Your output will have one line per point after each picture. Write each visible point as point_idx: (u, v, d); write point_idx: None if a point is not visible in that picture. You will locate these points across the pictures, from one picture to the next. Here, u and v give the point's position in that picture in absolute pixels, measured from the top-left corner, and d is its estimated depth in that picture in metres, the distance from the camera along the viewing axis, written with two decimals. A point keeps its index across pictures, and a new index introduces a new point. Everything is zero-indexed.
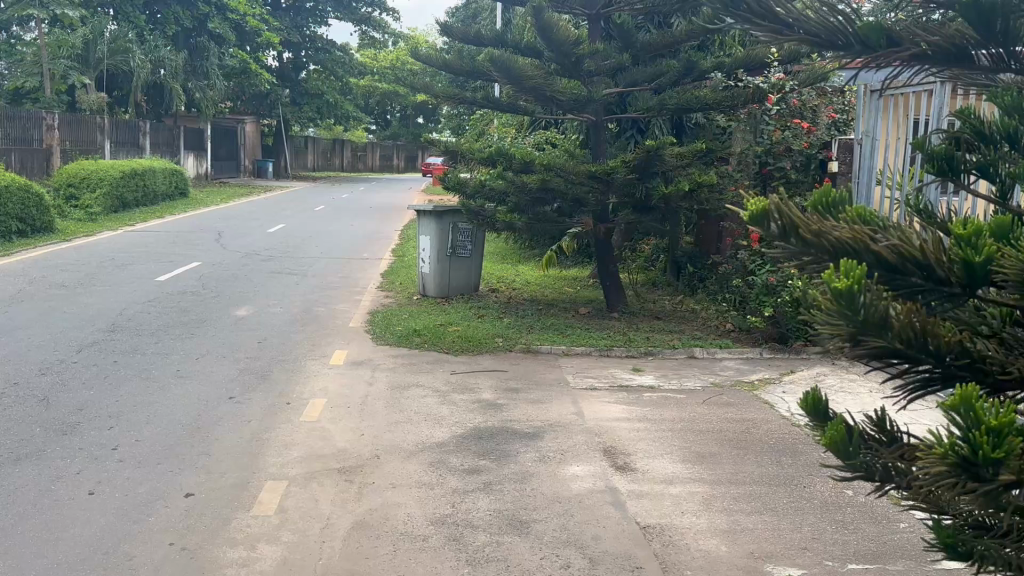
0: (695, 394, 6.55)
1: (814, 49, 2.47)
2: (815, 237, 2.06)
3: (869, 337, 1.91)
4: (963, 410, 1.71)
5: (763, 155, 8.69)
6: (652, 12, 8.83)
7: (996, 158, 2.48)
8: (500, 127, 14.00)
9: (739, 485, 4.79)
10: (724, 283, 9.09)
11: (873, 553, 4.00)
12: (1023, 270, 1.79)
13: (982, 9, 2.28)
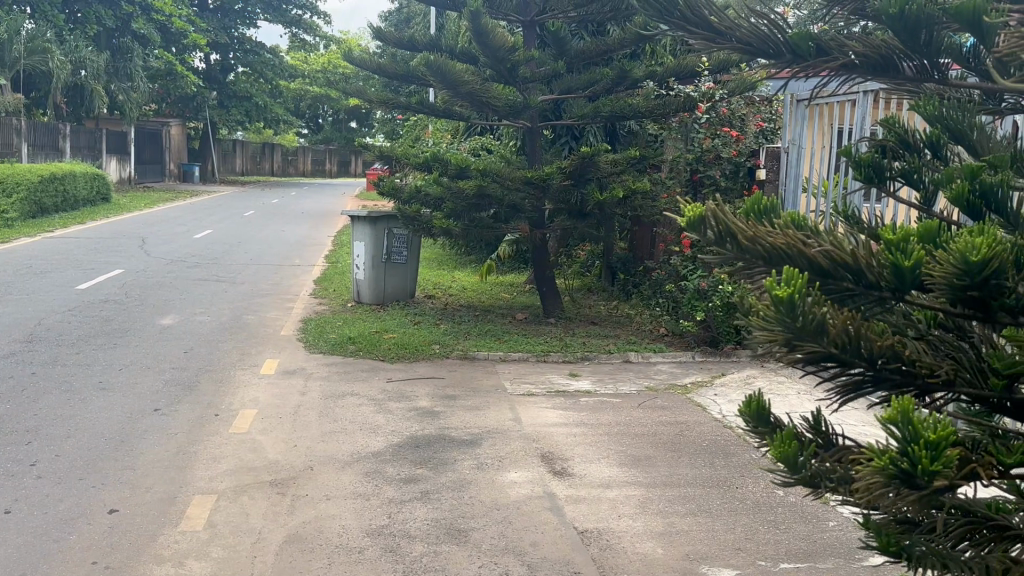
0: (631, 398, 6.60)
1: (747, 57, 2.51)
2: (750, 243, 2.09)
3: (804, 342, 1.94)
4: (902, 423, 1.74)
5: (694, 163, 8.86)
6: (585, 20, 8.91)
7: (919, 165, 2.55)
8: (434, 133, 13.91)
9: (674, 488, 4.84)
10: (658, 288, 9.20)
11: (804, 552, 4.08)
12: (953, 274, 1.84)
13: (908, 22, 2.32)
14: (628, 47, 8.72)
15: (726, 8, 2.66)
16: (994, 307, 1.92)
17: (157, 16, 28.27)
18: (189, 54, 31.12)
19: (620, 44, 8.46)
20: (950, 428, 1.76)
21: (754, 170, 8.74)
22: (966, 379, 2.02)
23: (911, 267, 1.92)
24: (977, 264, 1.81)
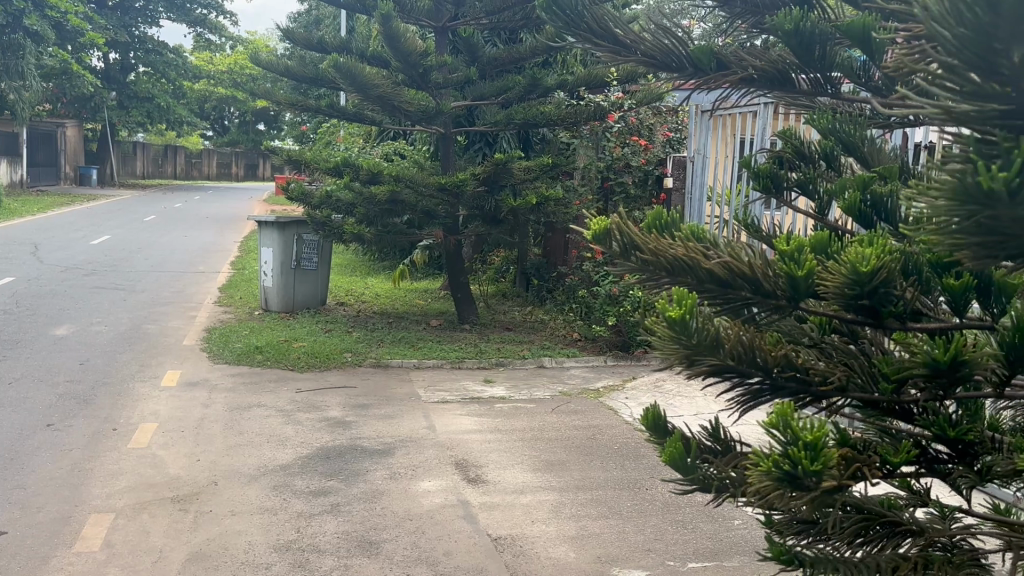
0: (544, 403, 6.64)
1: (652, 69, 2.57)
2: (653, 256, 2.14)
3: (702, 356, 2.00)
4: (782, 425, 1.81)
5: (605, 171, 9.02)
6: (496, 27, 8.93)
7: (815, 176, 2.62)
8: (345, 137, 13.71)
9: (587, 491, 4.89)
10: (571, 293, 9.30)
11: (711, 551, 4.18)
12: (844, 285, 1.92)
13: (803, 36, 2.38)
14: (540, 55, 8.79)
15: (632, 22, 2.72)
16: (883, 314, 2.00)
17: (52, 12, 27.02)
18: (87, 52, 29.80)
19: (532, 52, 8.51)
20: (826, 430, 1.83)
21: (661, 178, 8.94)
22: (858, 384, 2.09)
23: (805, 275, 1.97)
24: (866, 275, 1.89)
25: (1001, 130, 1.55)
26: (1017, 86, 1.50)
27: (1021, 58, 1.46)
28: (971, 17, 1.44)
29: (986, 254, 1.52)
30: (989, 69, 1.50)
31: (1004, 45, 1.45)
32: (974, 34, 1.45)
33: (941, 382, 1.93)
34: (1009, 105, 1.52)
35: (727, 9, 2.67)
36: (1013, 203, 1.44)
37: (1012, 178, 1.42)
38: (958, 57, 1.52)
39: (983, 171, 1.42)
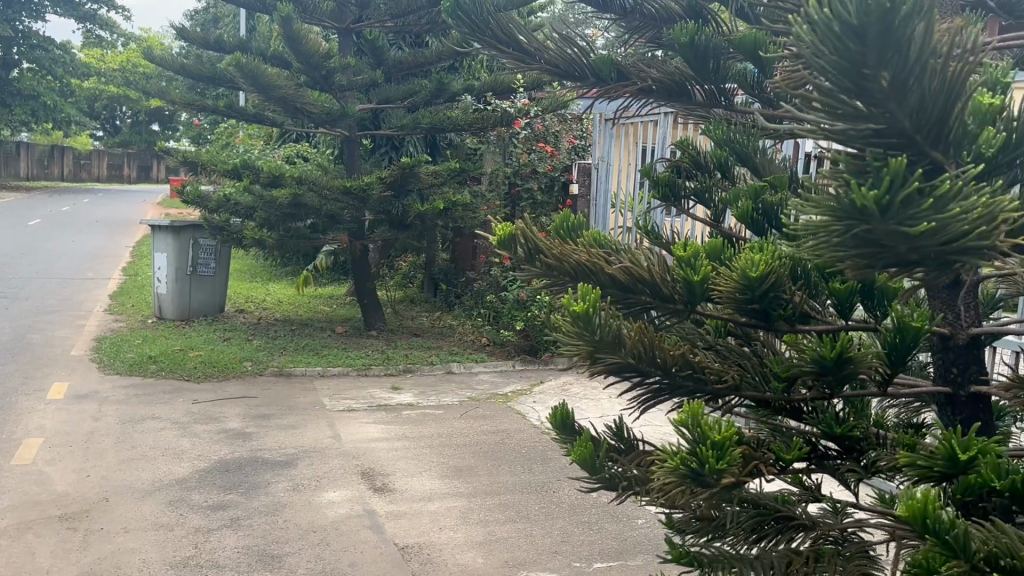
0: (453, 409, 6.61)
1: (555, 77, 2.61)
2: (557, 260, 2.16)
3: (605, 350, 2.02)
4: (692, 422, 1.82)
5: (512, 177, 9.07)
6: (402, 30, 8.86)
7: (710, 185, 2.73)
8: (246, 139, 13.34)
9: (494, 496, 4.89)
10: (479, 298, 9.31)
11: (616, 550, 4.24)
12: (737, 288, 1.98)
13: (698, 51, 2.45)
14: (446, 60, 8.75)
15: (537, 30, 2.75)
16: (773, 317, 2.08)
17: None
18: None
19: (438, 57, 8.48)
20: (726, 427, 1.86)
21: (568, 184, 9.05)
22: (750, 383, 2.16)
23: (701, 280, 2.02)
24: (756, 280, 1.96)
25: (876, 147, 1.62)
26: (887, 107, 1.58)
27: (890, 80, 1.54)
28: (841, 46, 1.51)
29: (864, 265, 1.60)
30: (861, 93, 1.57)
31: (873, 70, 1.53)
32: (845, 61, 1.52)
33: (828, 381, 2.01)
34: (881, 125, 1.60)
35: (626, 22, 2.72)
36: (885, 219, 1.52)
37: (883, 197, 1.49)
38: (830, 83, 1.59)
39: (856, 190, 1.49)
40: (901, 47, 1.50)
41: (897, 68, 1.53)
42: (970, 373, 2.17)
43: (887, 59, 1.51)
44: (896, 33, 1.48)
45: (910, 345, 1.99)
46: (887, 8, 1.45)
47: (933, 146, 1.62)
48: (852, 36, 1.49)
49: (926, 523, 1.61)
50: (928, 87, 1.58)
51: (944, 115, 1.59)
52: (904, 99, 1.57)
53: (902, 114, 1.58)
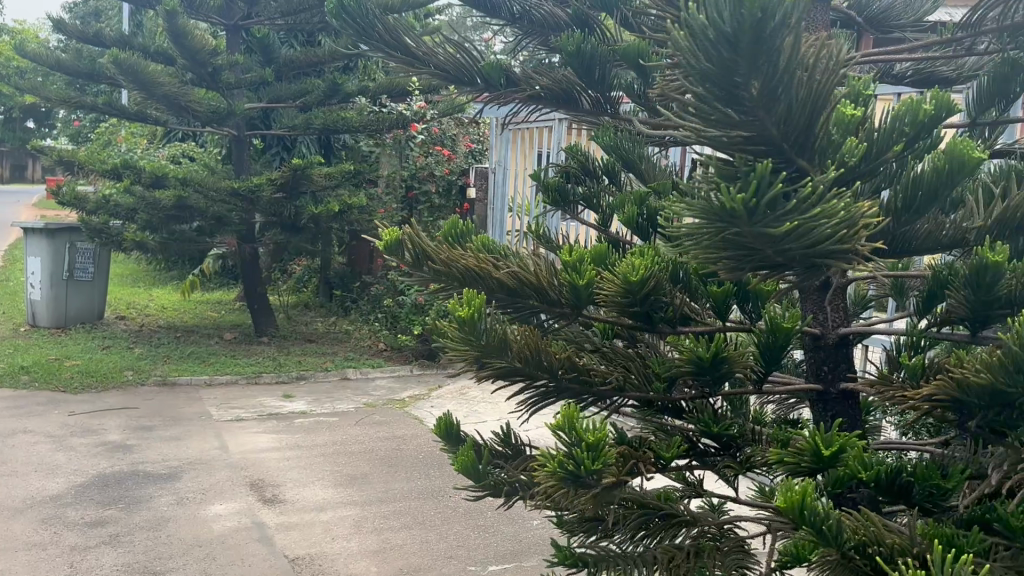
0: (348, 416, 6.50)
1: (445, 82, 2.62)
2: (445, 266, 2.14)
3: (489, 359, 2.04)
4: (567, 427, 1.84)
5: (409, 180, 9.00)
6: (293, 28, 8.66)
7: (598, 191, 2.78)
8: (128, 137, 12.75)
9: (390, 503, 4.83)
10: (376, 303, 9.19)
11: (511, 552, 4.26)
12: (620, 291, 2.03)
13: (584, 58, 2.49)
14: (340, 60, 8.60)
15: (427, 34, 2.73)
16: (655, 318, 2.15)
17: None
18: None
19: (331, 56, 8.32)
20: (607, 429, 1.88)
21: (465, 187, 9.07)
22: (634, 384, 2.20)
23: (586, 284, 2.04)
24: (636, 284, 2.01)
25: (745, 153, 1.68)
26: (756, 115, 1.64)
27: (759, 89, 1.60)
28: (713, 54, 1.55)
29: (736, 265, 1.67)
30: (732, 100, 1.62)
31: (744, 78, 1.58)
32: (718, 68, 1.57)
33: (707, 378, 2.10)
34: (750, 132, 1.66)
35: (515, 27, 2.74)
36: (752, 222, 1.57)
37: (750, 201, 1.53)
38: (704, 88, 1.63)
39: (725, 193, 1.53)
40: (770, 58, 1.56)
41: (766, 77, 1.58)
42: (839, 370, 2.28)
43: (757, 69, 1.56)
44: (766, 43, 1.53)
45: (783, 344, 2.08)
46: (759, 18, 1.49)
47: (798, 154, 1.70)
48: (724, 44, 1.53)
49: (802, 515, 1.65)
50: (796, 98, 1.64)
51: (810, 124, 1.67)
52: (773, 108, 1.63)
53: (770, 122, 1.64)
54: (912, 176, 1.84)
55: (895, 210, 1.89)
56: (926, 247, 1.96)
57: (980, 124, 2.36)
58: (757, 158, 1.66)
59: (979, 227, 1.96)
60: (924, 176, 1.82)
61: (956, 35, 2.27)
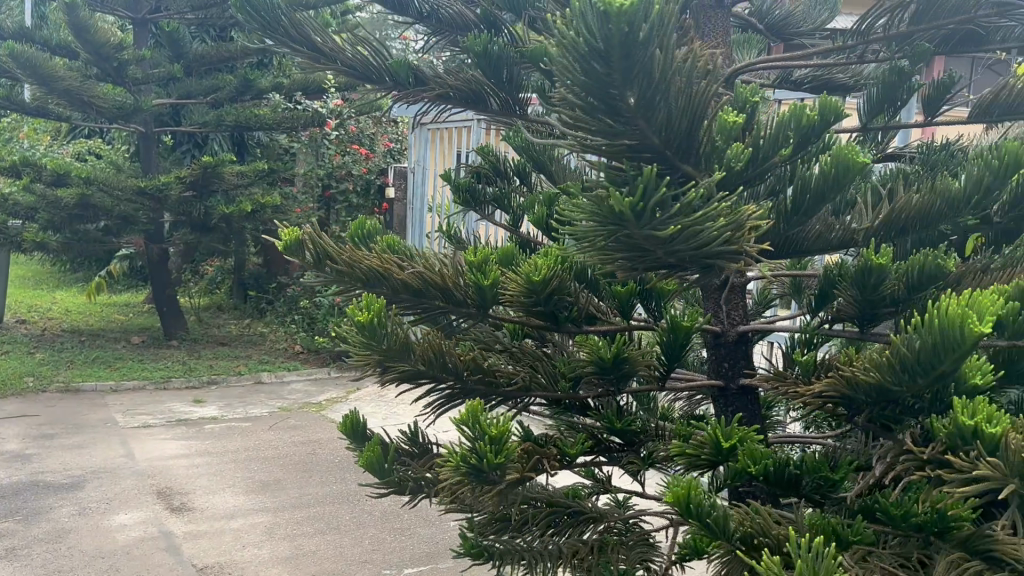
0: (261, 421, 6.37)
1: (352, 79, 2.59)
2: (347, 266, 2.08)
3: (392, 361, 2.02)
4: (470, 422, 1.81)
5: (325, 179, 8.88)
6: (204, 23, 8.43)
7: (509, 192, 2.77)
8: (29, 133, 12.24)
9: (303, 509, 4.74)
10: (293, 304, 9.03)
11: (427, 554, 4.23)
12: (525, 291, 2.04)
13: (491, 59, 2.45)
14: (252, 55, 8.40)
15: (333, 31, 2.69)
16: (561, 318, 2.18)
17: None
18: None
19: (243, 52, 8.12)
20: (511, 424, 1.88)
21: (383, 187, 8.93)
22: (540, 383, 2.21)
23: (491, 284, 2.05)
24: (540, 284, 2.02)
25: (629, 159, 1.72)
26: (636, 124, 1.66)
27: (635, 101, 1.61)
28: (588, 68, 1.55)
29: (629, 263, 1.71)
30: (612, 110, 1.64)
31: (619, 90, 1.59)
32: (593, 81, 1.57)
33: (610, 377, 2.13)
34: (633, 141, 1.69)
35: (424, 24, 2.74)
36: (641, 224, 1.60)
37: (638, 204, 1.56)
38: (584, 99, 1.64)
39: (612, 197, 1.55)
40: (643, 71, 1.56)
41: (642, 87, 1.59)
42: (738, 367, 2.35)
43: (631, 82, 1.57)
44: (636, 56, 1.53)
45: (683, 343, 2.13)
46: (626, 32, 1.47)
47: (682, 160, 1.75)
48: (597, 59, 1.52)
49: (689, 508, 1.70)
50: (674, 107, 1.67)
51: (690, 132, 1.71)
52: (651, 118, 1.65)
53: (651, 130, 1.67)
54: (804, 179, 1.89)
55: (784, 213, 1.95)
56: (817, 249, 2.04)
57: (871, 129, 2.46)
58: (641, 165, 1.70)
59: (866, 229, 2.05)
60: (811, 179, 1.88)
61: (847, 43, 2.33)
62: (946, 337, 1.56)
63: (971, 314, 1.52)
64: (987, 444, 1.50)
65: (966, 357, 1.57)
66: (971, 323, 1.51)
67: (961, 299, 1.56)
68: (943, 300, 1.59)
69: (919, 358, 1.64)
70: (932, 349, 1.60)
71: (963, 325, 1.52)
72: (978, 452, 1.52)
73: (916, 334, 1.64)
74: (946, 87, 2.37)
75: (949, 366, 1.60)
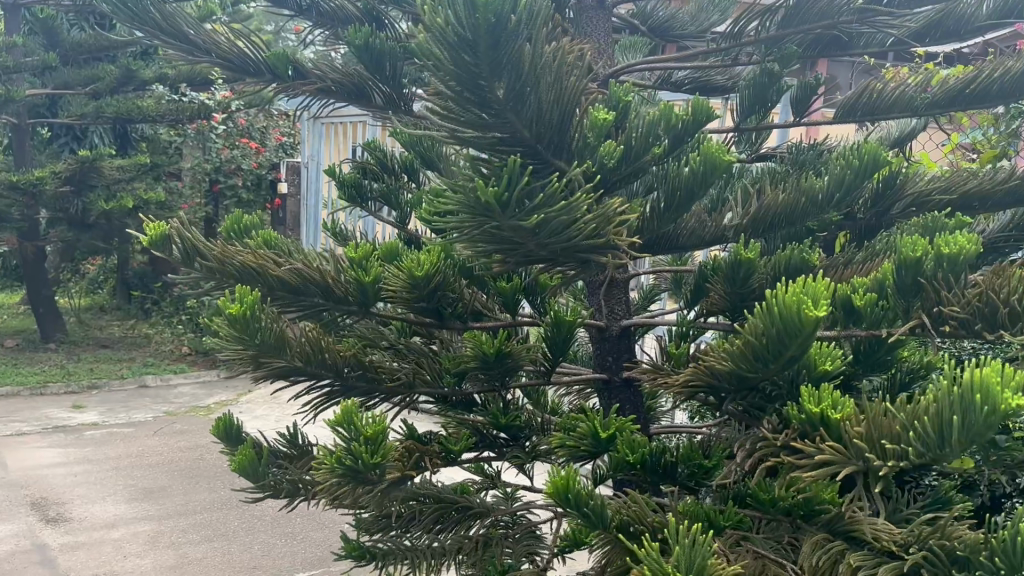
0: (145, 426, 6.13)
1: (229, 73, 2.53)
2: (218, 263, 2.01)
3: (267, 357, 1.95)
4: (345, 423, 1.80)
5: (214, 173, 8.74)
6: (82, 11, 8.06)
7: (396, 188, 2.73)
8: None
9: (190, 516, 4.59)
10: (181, 305, 8.74)
11: (319, 558, 4.16)
12: (404, 288, 2.02)
13: (373, 52, 2.39)
14: (135, 45, 8.07)
15: (207, 22, 2.62)
16: (445, 314, 2.16)
17: None
18: None
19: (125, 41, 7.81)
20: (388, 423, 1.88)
21: (276, 183, 9.14)
22: (424, 380, 2.19)
23: (372, 281, 2.01)
24: (423, 280, 2.00)
25: (500, 151, 1.74)
26: (506, 116, 1.67)
27: (505, 93, 1.63)
28: (457, 59, 1.55)
29: (498, 249, 1.73)
30: (480, 103, 1.65)
31: (488, 82, 1.60)
32: (461, 72, 1.57)
33: (493, 372, 2.14)
34: (503, 134, 1.71)
35: (307, 17, 2.70)
36: (506, 214, 1.62)
37: (503, 194, 1.57)
38: (454, 90, 1.64)
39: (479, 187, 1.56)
40: (510, 61, 1.57)
41: (510, 79, 1.61)
42: (621, 361, 2.40)
43: (499, 73, 1.58)
44: (503, 47, 1.54)
45: (566, 338, 2.15)
46: (492, 23, 1.48)
47: (555, 155, 1.78)
48: (466, 50, 1.53)
49: (568, 499, 1.70)
50: (545, 101, 1.69)
51: (560, 126, 1.73)
52: (520, 111, 1.67)
53: (520, 123, 1.69)
54: (676, 175, 1.94)
55: (657, 211, 2.01)
56: (691, 244, 2.13)
57: (743, 129, 2.52)
58: (511, 157, 1.72)
59: (735, 225, 2.13)
60: (681, 175, 1.93)
61: (722, 45, 2.42)
62: (787, 323, 1.63)
63: (806, 299, 1.60)
64: (831, 430, 1.64)
65: (808, 342, 1.65)
66: (805, 308, 1.59)
67: (796, 286, 1.64)
68: (781, 288, 1.66)
69: (767, 347, 1.70)
70: (777, 336, 1.67)
71: (799, 311, 1.60)
72: (823, 438, 1.65)
73: (763, 320, 1.69)
74: (812, 89, 2.49)
75: (795, 350, 1.67)
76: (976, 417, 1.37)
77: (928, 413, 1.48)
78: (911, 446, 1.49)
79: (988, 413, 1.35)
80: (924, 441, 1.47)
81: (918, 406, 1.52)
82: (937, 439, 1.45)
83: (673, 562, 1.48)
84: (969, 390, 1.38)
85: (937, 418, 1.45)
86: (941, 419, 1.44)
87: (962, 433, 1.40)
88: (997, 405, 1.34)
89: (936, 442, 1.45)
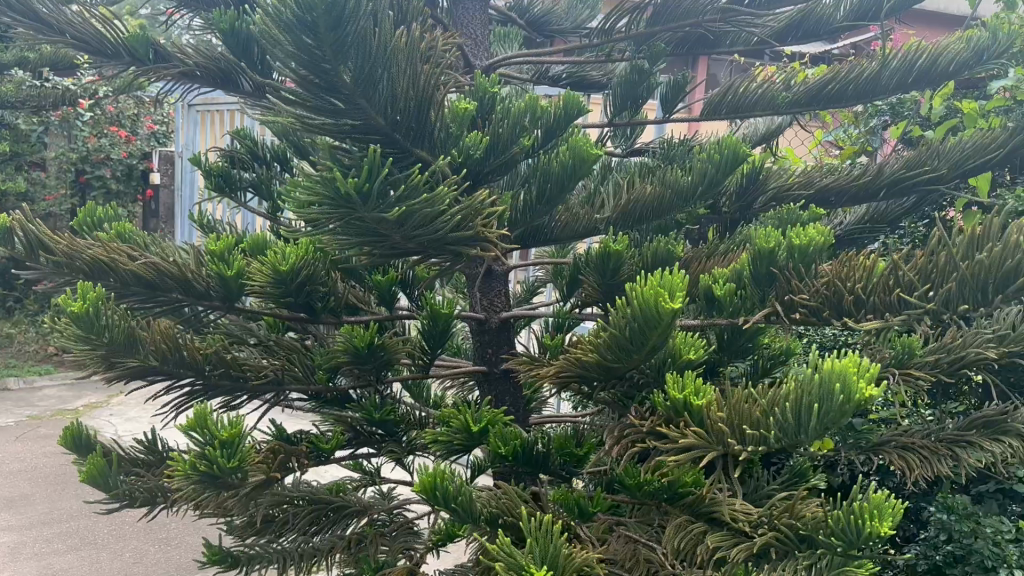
0: (6, 431, 5.78)
1: (83, 55, 2.38)
2: (65, 255, 1.89)
3: (119, 356, 1.87)
4: (199, 427, 1.73)
5: (79, 164, 8.38)
6: None
7: (269, 178, 2.65)
8: None
9: (54, 525, 4.35)
10: (46, 303, 8.27)
11: (194, 563, 4.03)
12: (271, 286, 1.96)
13: (240, 39, 2.31)
14: None
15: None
16: (317, 308, 2.11)
17: None
18: None
19: None
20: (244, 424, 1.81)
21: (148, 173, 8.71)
22: (294, 376, 2.13)
23: (235, 275, 1.94)
24: (287, 274, 1.94)
25: (356, 138, 1.73)
26: (357, 101, 1.64)
27: (353, 78, 1.59)
28: (297, 40, 1.48)
29: (361, 242, 1.70)
30: (329, 87, 1.60)
31: (333, 66, 1.55)
32: (303, 54, 1.51)
33: (365, 366, 2.10)
34: (357, 120, 1.68)
35: None
36: (367, 205, 1.58)
37: (364, 186, 1.54)
38: (299, 74, 1.58)
39: (336, 177, 1.52)
40: (356, 44, 1.52)
41: (357, 62, 1.56)
42: (499, 353, 2.40)
43: (344, 58, 1.53)
44: (345, 28, 1.48)
45: (441, 330, 2.13)
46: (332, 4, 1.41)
47: (415, 144, 1.78)
48: (305, 31, 1.46)
49: (437, 498, 1.69)
50: (399, 86, 1.66)
51: (415, 113, 1.72)
52: (372, 96, 1.63)
53: (372, 109, 1.66)
54: (543, 165, 1.94)
55: (529, 204, 2.01)
56: (566, 236, 2.15)
57: (618, 124, 2.58)
58: (369, 147, 1.70)
59: (607, 218, 2.16)
60: (551, 167, 1.93)
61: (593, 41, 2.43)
62: (647, 317, 1.67)
63: (662, 291, 1.63)
64: (693, 415, 1.66)
65: (667, 332, 1.69)
66: (661, 300, 1.62)
67: (653, 279, 1.66)
68: (638, 280, 1.69)
69: (630, 338, 1.73)
70: (639, 328, 1.70)
71: (656, 303, 1.63)
72: (686, 423, 1.68)
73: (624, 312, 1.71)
74: (681, 86, 2.55)
75: (657, 340, 1.71)
76: (831, 403, 1.45)
77: (787, 399, 1.55)
78: (772, 434, 1.56)
79: (843, 401, 1.42)
80: (783, 427, 1.55)
81: (777, 393, 1.60)
82: (794, 425, 1.53)
83: (528, 552, 1.48)
84: (826, 378, 1.45)
85: (797, 403, 1.52)
86: (800, 405, 1.51)
87: (818, 420, 1.48)
88: (852, 394, 1.41)
89: (794, 429, 1.53)
